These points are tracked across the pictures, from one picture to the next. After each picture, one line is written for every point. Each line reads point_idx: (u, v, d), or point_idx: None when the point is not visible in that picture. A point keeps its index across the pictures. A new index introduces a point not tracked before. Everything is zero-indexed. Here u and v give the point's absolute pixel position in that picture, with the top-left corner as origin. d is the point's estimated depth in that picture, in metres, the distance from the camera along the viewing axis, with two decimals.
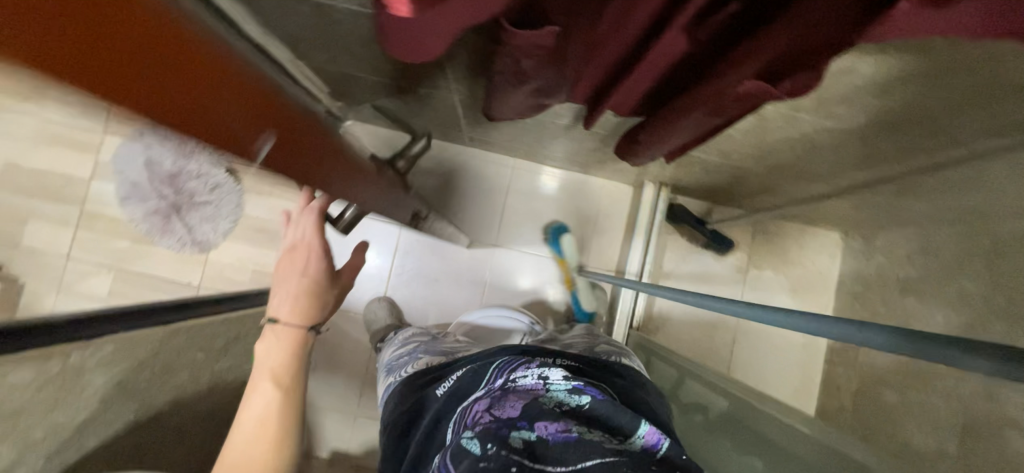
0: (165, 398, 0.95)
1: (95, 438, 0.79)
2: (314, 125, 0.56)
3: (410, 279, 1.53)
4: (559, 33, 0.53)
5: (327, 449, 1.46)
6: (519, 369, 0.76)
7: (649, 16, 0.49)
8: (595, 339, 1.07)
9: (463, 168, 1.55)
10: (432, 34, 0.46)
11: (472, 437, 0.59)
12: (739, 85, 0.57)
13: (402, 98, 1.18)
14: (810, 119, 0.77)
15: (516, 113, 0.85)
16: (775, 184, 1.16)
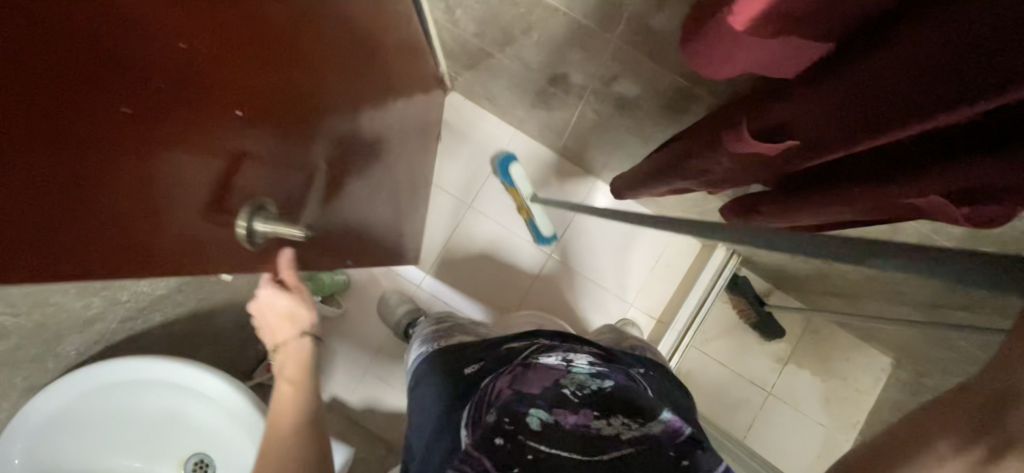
0: (222, 297, 0.97)
1: (161, 316, 0.81)
2: (163, 223, 0.43)
3: (454, 258, 1.52)
4: (796, 147, 0.51)
5: (327, 394, 1.44)
6: (542, 348, 0.72)
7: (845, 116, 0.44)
8: (626, 340, 0.98)
9: (529, 164, 1.53)
10: (733, 60, 0.49)
11: (493, 413, 0.60)
12: (911, 195, 0.53)
13: (522, 87, 1.19)
14: (948, 243, 0.75)
15: (649, 189, 0.85)
16: (859, 291, 1.13)
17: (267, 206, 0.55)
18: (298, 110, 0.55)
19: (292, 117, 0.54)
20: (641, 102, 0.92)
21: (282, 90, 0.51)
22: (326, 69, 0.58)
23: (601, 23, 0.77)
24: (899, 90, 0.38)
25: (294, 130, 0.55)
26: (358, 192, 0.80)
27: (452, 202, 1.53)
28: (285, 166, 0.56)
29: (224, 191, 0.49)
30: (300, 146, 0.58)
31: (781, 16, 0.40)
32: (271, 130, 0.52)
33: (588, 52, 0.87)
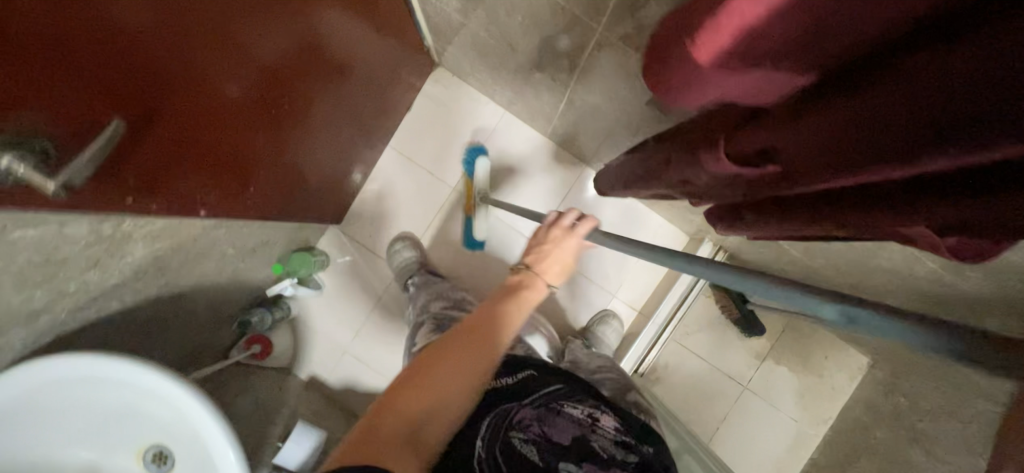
0: (189, 281, 0.94)
1: (118, 303, 0.78)
2: None
3: (437, 243, 1.48)
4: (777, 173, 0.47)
5: (306, 372, 1.44)
6: (569, 396, 0.80)
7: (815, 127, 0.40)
8: (627, 393, 0.94)
9: (518, 150, 1.47)
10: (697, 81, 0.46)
11: (522, 445, 0.67)
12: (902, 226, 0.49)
13: (510, 68, 1.13)
14: (933, 264, 0.71)
15: (630, 188, 0.82)
16: None
17: (38, 146, 0.46)
18: (164, 42, 0.53)
19: (153, 48, 0.52)
20: (626, 94, 0.87)
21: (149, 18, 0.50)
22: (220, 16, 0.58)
23: (584, 10, 0.72)
24: (870, 131, 0.35)
25: (154, 57, 0.53)
26: (236, 161, 0.77)
27: (435, 183, 1.48)
28: (132, 96, 0.53)
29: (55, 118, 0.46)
30: (158, 80, 0.55)
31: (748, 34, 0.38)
32: (121, 52, 0.49)
33: (570, 38, 0.81)
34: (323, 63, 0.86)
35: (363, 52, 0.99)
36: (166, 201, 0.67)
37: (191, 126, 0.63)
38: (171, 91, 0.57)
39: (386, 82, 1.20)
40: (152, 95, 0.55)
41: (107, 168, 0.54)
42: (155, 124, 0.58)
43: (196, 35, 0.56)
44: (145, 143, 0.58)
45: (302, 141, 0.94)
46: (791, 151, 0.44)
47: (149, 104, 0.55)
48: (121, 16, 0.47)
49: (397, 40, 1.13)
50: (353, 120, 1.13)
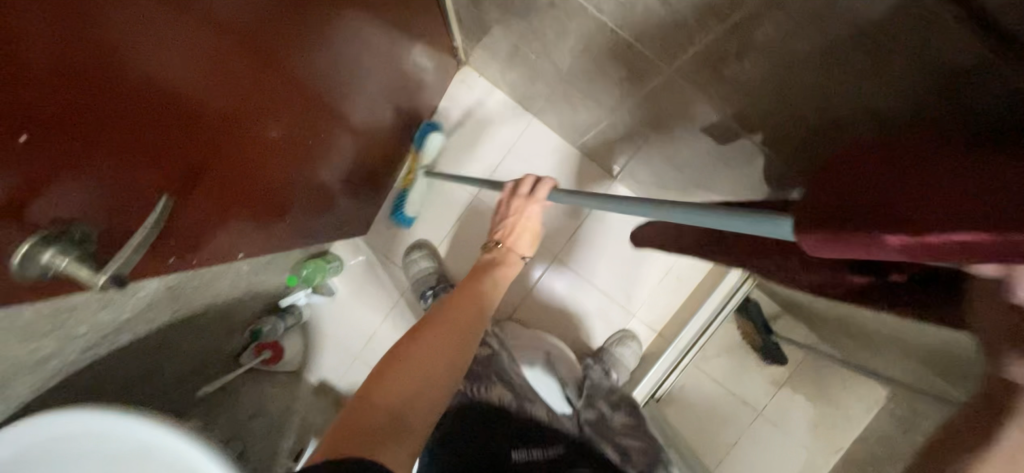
0: (202, 301, 0.89)
1: (130, 334, 0.73)
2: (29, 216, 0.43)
3: (456, 254, 1.41)
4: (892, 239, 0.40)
5: (316, 377, 1.40)
6: None
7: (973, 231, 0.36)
8: None
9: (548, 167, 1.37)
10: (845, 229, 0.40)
11: None
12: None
13: (547, 80, 1.05)
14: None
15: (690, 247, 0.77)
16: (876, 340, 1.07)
17: (76, 232, 0.48)
18: (209, 103, 0.56)
19: (199, 108, 0.55)
20: (685, 130, 0.82)
21: (193, 81, 0.52)
22: (258, 67, 0.60)
23: (657, 52, 0.67)
24: None
25: (201, 119, 0.56)
26: (274, 191, 0.80)
27: (456, 191, 1.41)
28: (189, 156, 0.58)
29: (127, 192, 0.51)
30: (204, 137, 0.58)
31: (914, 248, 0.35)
32: (172, 119, 0.52)
33: (630, 71, 0.77)
34: (346, 75, 0.80)
35: (389, 58, 0.93)
36: (212, 243, 0.71)
37: (234, 171, 0.67)
38: (216, 144, 0.61)
39: (413, 87, 1.13)
40: (200, 152, 0.59)
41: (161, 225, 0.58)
42: (206, 174, 0.62)
43: (235, 92, 0.58)
44: (194, 196, 0.62)
45: (327, 154, 0.91)
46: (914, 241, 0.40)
47: (198, 159, 0.59)
48: (185, 83, 0.51)
49: (427, 43, 1.07)
50: (379, 129, 1.08)
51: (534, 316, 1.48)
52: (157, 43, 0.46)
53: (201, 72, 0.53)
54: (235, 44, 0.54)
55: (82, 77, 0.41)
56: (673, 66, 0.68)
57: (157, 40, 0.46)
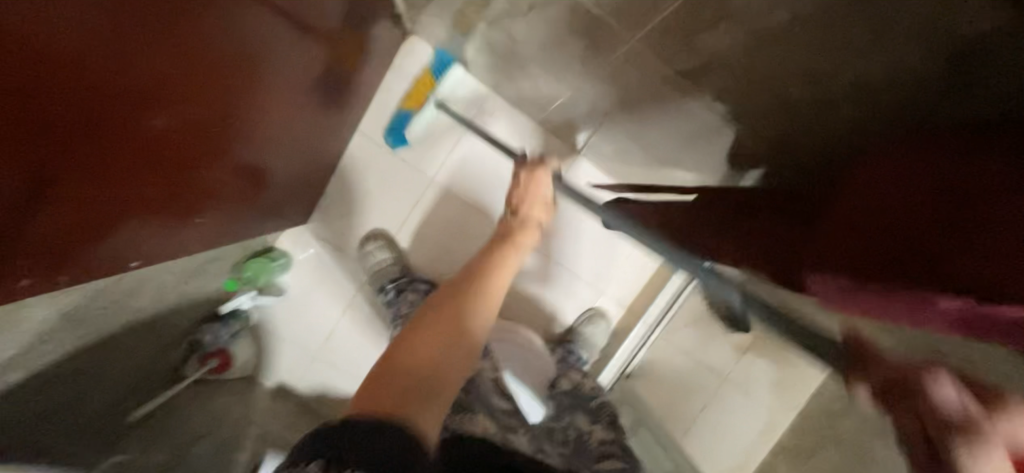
0: (120, 321, 0.79)
1: (25, 370, 0.64)
2: None
3: (416, 244, 1.33)
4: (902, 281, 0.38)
5: (273, 380, 1.32)
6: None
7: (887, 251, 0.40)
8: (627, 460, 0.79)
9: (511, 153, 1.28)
10: (887, 292, 0.38)
11: None
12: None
13: (500, 51, 0.97)
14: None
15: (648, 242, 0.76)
16: None
17: None
18: (35, 95, 0.42)
19: (38, 115, 0.44)
20: (655, 110, 0.77)
21: (20, 79, 0.40)
22: (110, 43, 0.46)
23: (622, 19, 0.60)
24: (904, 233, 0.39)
25: (29, 113, 0.43)
26: (176, 188, 0.68)
27: (416, 176, 1.31)
28: (116, 162, 0.55)
29: (33, 203, 0.48)
30: (42, 137, 0.45)
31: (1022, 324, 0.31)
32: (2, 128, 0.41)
33: (592, 43, 0.70)
34: (262, 52, 0.68)
35: (318, 31, 0.80)
36: (94, 255, 0.61)
37: (105, 170, 0.54)
38: (68, 141, 0.48)
39: (353, 62, 1.02)
40: (42, 152, 0.46)
41: (10, 250, 0.48)
42: (86, 191, 0.53)
43: (80, 78, 0.45)
44: (47, 207, 0.50)
45: (245, 139, 0.78)
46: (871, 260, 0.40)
47: (45, 166, 0.47)
48: (132, 88, 0.51)
49: (365, 9, 0.93)
50: (312, 113, 0.96)
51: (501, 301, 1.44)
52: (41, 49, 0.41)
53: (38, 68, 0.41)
54: (76, 26, 0.42)
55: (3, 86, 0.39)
56: (642, 36, 0.61)
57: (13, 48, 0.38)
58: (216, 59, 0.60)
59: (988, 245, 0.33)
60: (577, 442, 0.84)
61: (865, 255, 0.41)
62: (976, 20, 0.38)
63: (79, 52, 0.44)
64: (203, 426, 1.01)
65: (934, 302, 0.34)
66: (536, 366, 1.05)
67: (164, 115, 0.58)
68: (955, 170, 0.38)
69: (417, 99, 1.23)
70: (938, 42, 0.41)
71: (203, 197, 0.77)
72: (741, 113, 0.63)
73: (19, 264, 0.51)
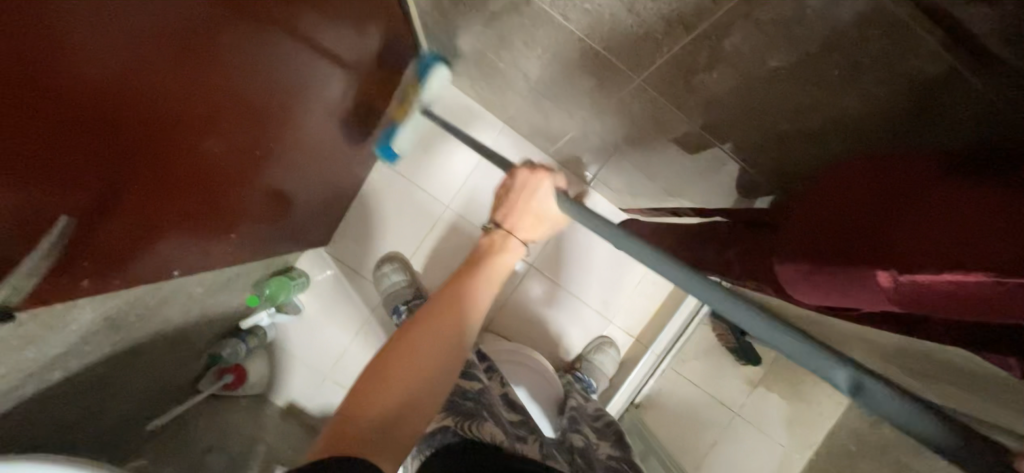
0: (150, 329, 0.84)
1: (63, 372, 0.68)
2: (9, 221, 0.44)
3: (430, 266, 1.37)
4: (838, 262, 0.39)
5: (283, 398, 1.34)
6: None
7: (837, 236, 0.41)
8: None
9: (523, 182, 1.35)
10: (833, 271, 0.39)
11: None
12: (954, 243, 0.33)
13: (516, 89, 1.05)
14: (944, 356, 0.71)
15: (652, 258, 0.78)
16: None
17: None
18: (114, 115, 0.49)
19: (116, 136, 0.50)
20: (659, 141, 0.82)
21: (106, 102, 0.47)
22: (177, 72, 0.53)
23: (626, 60, 0.66)
24: (860, 222, 0.41)
25: (106, 131, 0.49)
26: (214, 205, 0.74)
27: (433, 201, 1.37)
28: (171, 177, 0.62)
29: (101, 211, 0.54)
30: (115, 151, 0.52)
31: (942, 292, 0.32)
32: (84, 144, 0.48)
33: (600, 80, 0.76)
34: (299, 84, 0.76)
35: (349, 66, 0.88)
36: (143, 264, 0.66)
37: (158, 185, 0.60)
38: (132, 157, 0.54)
39: (378, 95, 1.10)
40: (109, 167, 0.52)
41: (74, 253, 0.54)
42: (145, 203, 0.60)
43: (151, 103, 0.52)
44: (110, 216, 0.56)
45: (278, 162, 0.85)
46: (819, 243, 0.42)
47: (113, 177, 0.53)
48: (190, 112, 0.58)
49: (394, 49, 1.03)
50: (338, 140, 1.04)
51: (510, 327, 1.46)
52: (125, 80, 0.48)
53: (122, 95, 0.48)
54: (154, 60, 0.49)
55: (91, 108, 0.46)
56: (644, 74, 0.67)
57: (103, 78, 0.46)
58: (263, 89, 0.67)
59: (923, 229, 0.35)
60: (588, 454, 0.82)
61: (820, 242, 0.42)
62: (931, 63, 0.43)
63: (151, 79, 0.50)
64: (215, 439, 1.03)
65: (870, 275, 0.36)
66: (544, 388, 1.06)
67: (214, 136, 0.64)
68: (911, 176, 0.41)
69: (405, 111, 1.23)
70: (902, 81, 0.46)
71: (238, 214, 0.83)
72: (739, 145, 0.68)
73: (82, 266, 0.56)
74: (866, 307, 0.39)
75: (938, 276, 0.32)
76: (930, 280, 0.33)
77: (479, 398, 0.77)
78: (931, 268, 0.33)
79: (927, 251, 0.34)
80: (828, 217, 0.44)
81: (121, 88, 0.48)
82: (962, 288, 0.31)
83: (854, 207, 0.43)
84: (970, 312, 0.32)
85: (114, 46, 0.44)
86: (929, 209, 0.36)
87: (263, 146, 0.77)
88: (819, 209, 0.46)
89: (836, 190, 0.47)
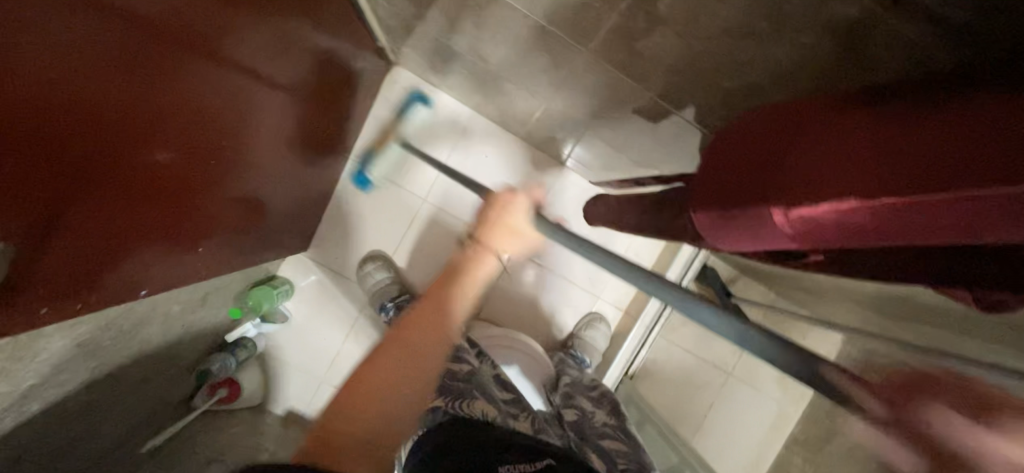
0: (130, 351, 0.83)
1: (42, 401, 0.67)
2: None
3: (415, 259, 1.37)
4: (740, 208, 0.43)
5: (282, 407, 1.34)
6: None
7: (739, 182, 0.45)
8: (629, 452, 0.78)
9: (498, 166, 1.35)
10: (743, 216, 0.43)
11: None
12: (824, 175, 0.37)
13: (476, 75, 1.04)
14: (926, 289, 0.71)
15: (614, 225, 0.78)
16: (810, 293, 1.13)
17: None
18: (70, 132, 0.49)
19: (71, 154, 0.51)
20: (618, 112, 0.82)
21: (60, 121, 0.48)
22: (126, 85, 0.53)
23: (572, 33, 0.66)
24: (755, 166, 0.45)
25: (50, 155, 0.48)
26: (177, 219, 0.73)
27: (409, 195, 1.36)
28: (130, 193, 0.61)
29: (57, 231, 0.53)
30: (72, 170, 0.51)
31: (828, 222, 0.36)
32: (45, 164, 0.48)
33: (551, 56, 0.75)
34: (247, 85, 0.75)
35: (297, 64, 0.87)
36: (109, 283, 0.65)
37: (118, 201, 0.60)
38: (83, 177, 0.53)
39: (338, 94, 1.09)
40: (66, 186, 0.52)
41: (28, 278, 0.52)
42: (106, 220, 0.59)
43: (106, 120, 0.53)
44: (65, 236, 0.54)
45: (239, 168, 0.84)
46: (727, 193, 0.46)
47: (69, 197, 0.53)
48: (145, 127, 0.58)
49: (344, 42, 1.01)
50: (301, 142, 1.02)
51: (500, 314, 1.46)
52: (73, 97, 0.48)
53: (76, 113, 0.49)
54: (99, 74, 0.50)
55: (46, 128, 0.47)
56: (592, 46, 0.66)
57: (54, 97, 0.46)
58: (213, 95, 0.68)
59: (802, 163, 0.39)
60: (583, 426, 0.84)
61: (729, 189, 0.46)
62: None
63: (102, 95, 0.51)
64: (216, 452, 1.03)
65: (771, 217, 0.40)
66: (537, 367, 1.07)
67: (172, 147, 0.64)
68: (793, 116, 0.45)
69: (382, 141, 1.33)
70: None
71: (203, 225, 0.81)
72: (693, 109, 0.68)
73: (36, 292, 0.54)
74: (769, 244, 0.43)
75: (820, 207, 0.36)
76: (815, 214, 0.37)
77: (470, 379, 0.78)
78: (817, 199, 0.36)
79: (808, 185, 0.38)
80: (731, 164, 0.48)
81: (73, 105, 0.48)
82: (842, 214, 0.35)
83: (750, 153, 0.47)
84: (856, 237, 0.36)
85: (58, 62, 0.45)
86: (813, 145, 0.39)
87: (223, 154, 0.77)
88: (722, 158, 0.50)
89: (734, 137, 0.51)
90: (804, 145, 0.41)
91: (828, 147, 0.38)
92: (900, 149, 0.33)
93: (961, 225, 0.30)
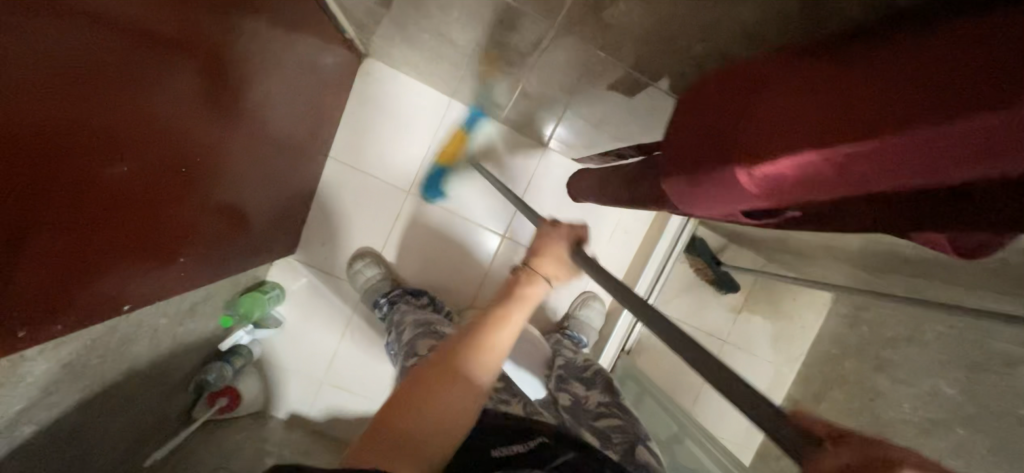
0: (121, 368, 0.82)
1: (34, 425, 0.66)
2: None
3: (404, 253, 1.37)
4: (707, 168, 0.44)
5: (284, 411, 1.34)
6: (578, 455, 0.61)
7: (707, 143, 0.45)
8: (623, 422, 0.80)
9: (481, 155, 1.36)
10: (710, 177, 0.44)
11: None
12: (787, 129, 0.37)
13: (449, 61, 1.02)
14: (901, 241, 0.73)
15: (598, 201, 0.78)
16: (795, 254, 1.15)
17: None
18: (39, 150, 0.48)
19: (42, 174, 0.49)
20: (593, 88, 0.81)
21: (29, 139, 0.47)
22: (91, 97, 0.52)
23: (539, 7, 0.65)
24: (722, 125, 0.45)
25: (15, 173, 0.46)
26: (150, 232, 0.70)
27: (392, 189, 1.35)
28: (106, 208, 0.60)
29: (34, 253, 0.52)
30: (44, 189, 0.50)
31: (788, 175, 0.36)
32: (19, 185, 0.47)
33: (520, 34, 0.74)
34: (215, 87, 0.73)
35: (264, 62, 0.85)
36: (91, 301, 0.64)
37: (93, 217, 0.59)
38: (47, 194, 0.51)
39: (309, 90, 1.06)
40: (41, 206, 0.51)
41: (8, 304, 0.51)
42: (82, 238, 0.58)
43: (74, 134, 0.51)
44: (41, 258, 0.53)
45: (216, 174, 0.82)
46: (697, 155, 0.46)
47: (44, 217, 0.51)
48: (115, 139, 0.57)
49: (311, 36, 0.98)
50: (275, 143, 1.00)
51: None
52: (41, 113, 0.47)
53: (45, 130, 0.48)
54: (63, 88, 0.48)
55: (17, 148, 0.46)
56: (560, 18, 0.65)
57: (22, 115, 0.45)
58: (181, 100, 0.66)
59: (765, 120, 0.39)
60: (577, 409, 0.86)
61: (698, 153, 0.46)
62: None
63: (69, 109, 0.50)
64: (221, 460, 1.04)
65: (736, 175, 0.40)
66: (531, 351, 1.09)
67: (144, 157, 0.63)
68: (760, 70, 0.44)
69: (450, 155, 1.35)
70: None
71: (183, 234, 0.79)
72: (665, 78, 0.68)
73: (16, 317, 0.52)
74: (737, 205, 0.44)
75: (783, 163, 0.36)
76: (776, 169, 0.37)
77: None
78: (780, 155, 0.36)
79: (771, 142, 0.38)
80: (700, 126, 0.48)
81: (39, 122, 0.47)
82: (806, 168, 0.35)
83: (718, 112, 0.46)
84: (815, 188, 0.36)
85: (22, 79, 0.44)
86: (777, 100, 0.39)
87: (197, 161, 0.75)
88: (692, 120, 0.50)
89: (703, 96, 0.50)
90: (757, 106, 0.41)
91: (792, 101, 0.38)
92: (860, 96, 0.33)
93: (922, 168, 0.30)
